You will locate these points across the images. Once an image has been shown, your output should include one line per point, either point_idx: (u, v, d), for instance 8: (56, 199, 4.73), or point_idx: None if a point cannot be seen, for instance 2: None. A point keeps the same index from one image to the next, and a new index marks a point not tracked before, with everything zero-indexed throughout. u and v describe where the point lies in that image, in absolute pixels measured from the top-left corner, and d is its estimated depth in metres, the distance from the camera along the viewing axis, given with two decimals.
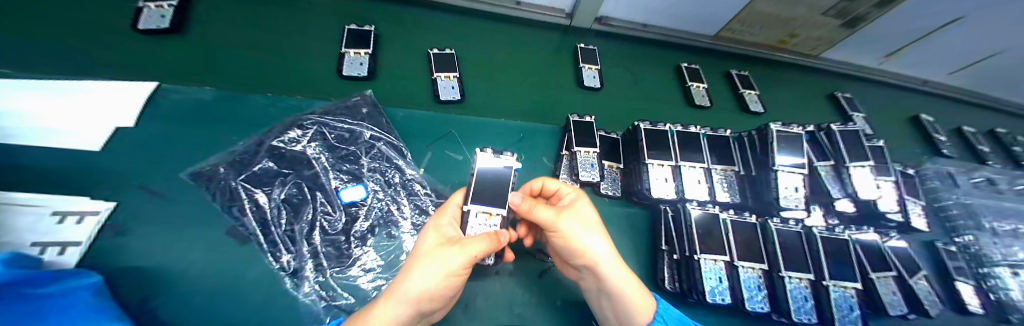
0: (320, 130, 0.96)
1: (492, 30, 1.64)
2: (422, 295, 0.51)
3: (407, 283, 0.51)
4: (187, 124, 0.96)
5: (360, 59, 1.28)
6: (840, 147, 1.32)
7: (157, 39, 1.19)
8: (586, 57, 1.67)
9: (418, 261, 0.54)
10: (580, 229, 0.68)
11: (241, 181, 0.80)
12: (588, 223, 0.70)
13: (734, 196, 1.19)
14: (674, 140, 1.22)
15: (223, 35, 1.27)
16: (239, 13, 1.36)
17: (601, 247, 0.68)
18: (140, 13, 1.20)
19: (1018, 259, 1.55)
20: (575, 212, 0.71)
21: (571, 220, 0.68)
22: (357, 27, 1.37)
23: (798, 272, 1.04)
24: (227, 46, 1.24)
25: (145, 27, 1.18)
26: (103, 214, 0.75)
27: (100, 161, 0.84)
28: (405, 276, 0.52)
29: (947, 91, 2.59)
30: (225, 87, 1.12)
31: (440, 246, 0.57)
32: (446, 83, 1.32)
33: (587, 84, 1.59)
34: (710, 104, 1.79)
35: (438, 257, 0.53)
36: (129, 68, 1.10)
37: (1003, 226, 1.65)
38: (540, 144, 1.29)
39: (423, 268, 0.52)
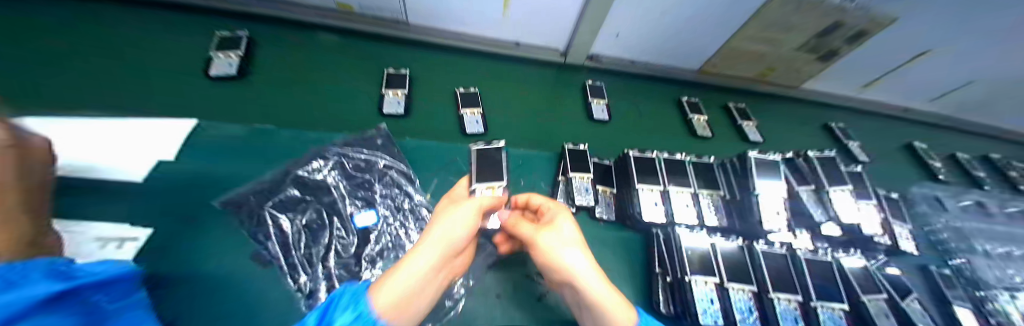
0: (340, 160, 1.05)
1: (495, 67, 1.84)
2: (450, 238, 0.69)
3: (436, 231, 0.69)
4: (221, 154, 1.02)
5: (397, 98, 1.45)
6: (818, 172, 1.44)
7: (222, 83, 1.33)
8: (594, 92, 1.87)
9: (439, 218, 0.74)
10: (558, 244, 0.77)
11: (269, 208, 0.88)
12: (564, 239, 0.79)
13: (722, 220, 1.27)
14: (661, 168, 1.34)
15: (272, 77, 1.41)
16: (288, 57, 1.52)
17: (579, 260, 0.74)
18: (213, 62, 1.36)
19: (1013, 281, 1.67)
20: (553, 230, 0.81)
21: (549, 237, 0.79)
22: (395, 70, 1.56)
23: (786, 293, 1.08)
24: (276, 86, 1.38)
25: (218, 74, 1.32)
26: (141, 240, 0.80)
27: (133, 190, 0.89)
28: (430, 229, 0.70)
29: (932, 118, 2.71)
30: (284, 124, 1.23)
31: (456, 205, 0.80)
32: (471, 118, 1.49)
33: (597, 116, 1.77)
34: (710, 134, 1.93)
35: (457, 207, 0.77)
36: (186, 107, 1.21)
37: (997, 249, 1.82)
38: (539, 170, 1.43)
39: (449, 219, 0.72)
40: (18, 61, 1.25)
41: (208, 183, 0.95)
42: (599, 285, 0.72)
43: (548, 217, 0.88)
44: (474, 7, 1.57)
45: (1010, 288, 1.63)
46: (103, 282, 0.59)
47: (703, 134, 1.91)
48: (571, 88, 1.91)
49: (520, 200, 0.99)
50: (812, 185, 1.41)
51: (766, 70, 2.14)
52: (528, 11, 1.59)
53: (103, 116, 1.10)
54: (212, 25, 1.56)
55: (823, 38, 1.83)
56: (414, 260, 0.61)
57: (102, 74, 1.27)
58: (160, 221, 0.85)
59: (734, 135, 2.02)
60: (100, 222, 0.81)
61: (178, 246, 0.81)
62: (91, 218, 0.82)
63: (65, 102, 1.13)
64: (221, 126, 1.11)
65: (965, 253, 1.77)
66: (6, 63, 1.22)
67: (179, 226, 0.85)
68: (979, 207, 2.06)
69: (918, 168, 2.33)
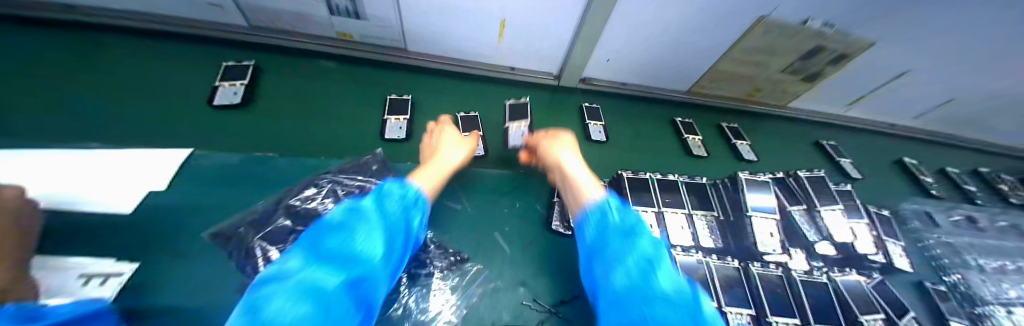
0: (334, 187, 1.02)
1: (491, 90, 1.89)
2: (451, 161, 1.17)
3: (444, 157, 1.16)
4: (216, 183, 1.02)
5: (399, 124, 1.48)
6: (809, 193, 1.46)
7: (224, 111, 1.34)
8: (591, 114, 1.92)
9: (443, 147, 1.21)
10: (564, 149, 1.20)
11: (258, 241, 0.82)
12: (568, 148, 1.21)
13: (718, 241, 1.27)
14: (655, 189, 1.36)
15: (273, 103, 1.44)
16: (291, 84, 1.55)
17: (572, 159, 1.15)
18: (217, 92, 1.38)
19: (1009, 296, 1.68)
20: (562, 142, 1.24)
21: (557, 145, 1.22)
22: (397, 96, 1.61)
23: (784, 317, 1.07)
24: (277, 112, 1.40)
25: (221, 103, 1.34)
26: (126, 275, 0.77)
27: (124, 223, 0.87)
28: (439, 154, 1.18)
29: (914, 134, 2.81)
30: (288, 153, 1.24)
31: (455, 139, 1.27)
32: (516, 131, 1.61)
33: (594, 137, 1.82)
34: (705, 153, 1.98)
35: (454, 142, 1.25)
36: (184, 136, 1.21)
37: (990, 263, 1.84)
38: (534, 191, 1.44)
39: (445, 158, 1.16)
40: (19, 90, 1.26)
41: (201, 215, 0.94)
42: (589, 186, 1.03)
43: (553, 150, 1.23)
44: (471, 34, 1.63)
45: (1007, 304, 1.64)
46: (80, 318, 0.58)
47: (698, 154, 1.96)
48: (566, 110, 1.96)
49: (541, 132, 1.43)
50: (803, 204, 1.44)
51: (752, 90, 2.22)
52: (523, 39, 1.66)
53: (99, 146, 1.10)
54: (216, 54, 1.60)
55: (806, 61, 1.91)
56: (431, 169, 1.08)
57: (101, 103, 1.28)
58: (147, 256, 0.82)
59: (729, 156, 2.06)
60: (84, 256, 0.79)
61: (163, 282, 0.79)
62: (73, 254, 0.79)
63: (62, 132, 1.14)
64: (216, 156, 1.10)
65: (960, 269, 1.78)
66: (4, 93, 1.23)
67: (166, 260, 0.82)
68: (968, 222, 2.10)
69: (906, 183, 2.39)
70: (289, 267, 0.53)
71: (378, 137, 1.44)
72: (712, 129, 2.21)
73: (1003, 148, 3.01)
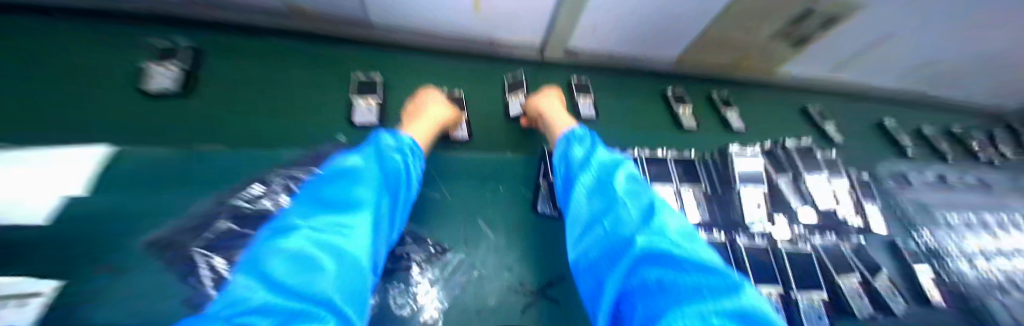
0: (286, 182, 0.98)
1: (468, 66, 1.75)
2: (438, 117, 1.19)
3: (431, 113, 1.18)
4: (154, 185, 0.91)
5: (370, 106, 1.33)
6: (795, 162, 1.45)
7: (161, 99, 1.18)
8: (580, 88, 1.81)
9: (430, 106, 1.24)
10: (550, 103, 1.29)
11: (199, 249, 0.78)
12: (554, 103, 1.30)
13: (706, 215, 1.25)
14: (642, 165, 1.30)
15: (221, 89, 1.28)
16: (241, 66, 1.38)
17: (556, 111, 1.25)
18: (149, 76, 1.19)
19: (971, 248, 1.78)
20: (549, 98, 1.34)
21: (545, 100, 1.32)
22: (365, 76, 1.45)
23: (766, 285, 1.07)
24: (226, 99, 1.25)
25: (155, 89, 1.16)
26: (48, 295, 0.67)
27: (45, 235, 0.77)
28: (426, 111, 1.19)
29: (897, 96, 2.82)
30: (238, 143, 1.11)
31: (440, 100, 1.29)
32: (516, 102, 1.60)
33: (584, 113, 1.73)
34: (694, 125, 1.93)
35: (439, 101, 1.26)
36: (115, 132, 1.06)
37: (955, 218, 1.93)
38: (518, 174, 1.37)
39: (436, 109, 1.21)
40: None
41: (141, 222, 0.84)
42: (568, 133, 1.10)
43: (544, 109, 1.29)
44: (440, 3, 1.46)
45: (970, 256, 1.72)
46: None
47: (687, 125, 1.91)
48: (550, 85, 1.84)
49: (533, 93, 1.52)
50: (789, 173, 1.43)
51: (742, 57, 2.14)
52: (499, 6, 1.50)
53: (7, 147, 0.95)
54: (145, 33, 1.38)
55: (796, 26, 1.82)
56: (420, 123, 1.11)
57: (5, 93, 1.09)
58: (78, 270, 0.74)
59: (718, 126, 2.02)
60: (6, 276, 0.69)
61: (93, 299, 0.70)
62: None
63: None
64: (151, 152, 0.98)
65: (928, 226, 1.85)
66: None
67: (98, 275, 0.74)
68: (938, 181, 2.17)
69: (885, 144, 2.43)
70: (294, 216, 0.60)
71: (346, 122, 1.29)
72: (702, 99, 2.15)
73: (978, 107, 3.08)
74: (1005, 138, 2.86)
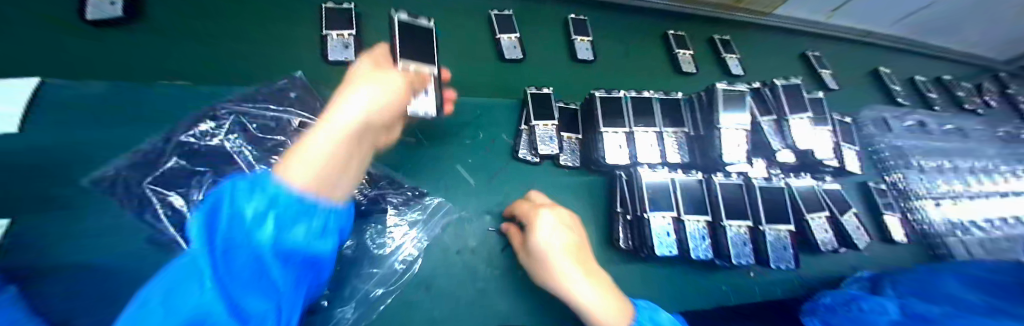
0: (239, 120, 0.90)
1: (443, 1, 1.59)
2: (373, 106, 0.53)
3: (351, 99, 0.52)
4: (98, 123, 0.85)
5: (343, 41, 1.24)
6: (782, 102, 1.40)
7: (110, 30, 1.05)
8: (578, 29, 1.72)
9: (353, 86, 0.56)
10: (553, 232, 0.77)
11: (149, 185, 0.74)
12: (558, 229, 0.79)
13: (683, 156, 1.26)
14: (628, 107, 1.27)
15: (178, 20, 1.15)
16: None
17: (562, 246, 0.75)
18: (86, 2, 1.05)
19: (939, 191, 1.84)
20: (552, 216, 0.82)
21: (547, 221, 0.80)
22: (335, 5, 1.30)
23: (737, 220, 1.12)
24: (186, 32, 1.14)
25: (97, 16, 1.03)
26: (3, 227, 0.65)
27: None
28: (344, 95, 0.53)
29: (896, 42, 2.70)
30: (211, 82, 1.07)
31: (375, 70, 0.63)
32: (509, 44, 1.54)
33: (581, 57, 1.65)
34: (693, 70, 1.85)
35: (375, 71, 0.61)
36: (61, 66, 0.96)
37: (930, 163, 1.96)
38: (499, 120, 1.32)
39: (369, 88, 0.55)
40: None
41: (87, 161, 0.79)
42: (591, 294, 0.69)
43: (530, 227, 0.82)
44: None
45: (937, 198, 1.80)
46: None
47: (687, 70, 1.83)
48: (534, 26, 1.70)
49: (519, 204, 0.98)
50: (773, 115, 1.39)
51: None
52: None
53: None
54: None
55: None
56: (328, 127, 0.47)
57: None
58: (30, 208, 0.71)
59: (717, 71, 1.95)
60: None
61: (45, 233, 0.68)
62: None
63: None
64: (79, 87, 0.87)
65: (902, 169, 1.89)
66: None
67: (47, 210, 0.71)
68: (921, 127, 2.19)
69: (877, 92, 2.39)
70: None
71: (322, 60, 1.23)
72: (703, 42, 2.03)
73: (976, 56, 3.00)
74: (992, 87, 2.84)
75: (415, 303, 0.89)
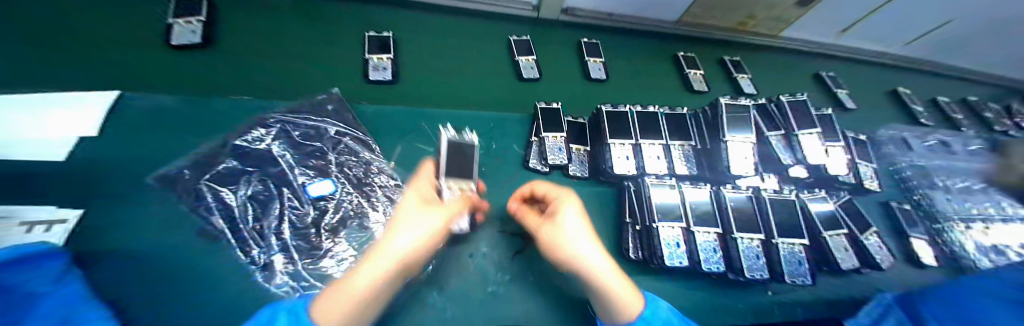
0: (285, 128, 1.02)
1: (462, 26, 1.74)
2: (403, 253, 0.61)
3: (391, 246, 0.62)
4: (167, 130, 0.99)
5: (383, 63, 1.40)
6: (789, 117, 1.42)
7: (188, 51, 1.25)
8: (591, 51, 1.82)
9: (397, 225, 0.66)
10: (570, 226, 0.75)
11: (206, 181, 0.84)
12: (575, 219, 0.77)
13: (692, 169, 1.28)
14: (634, 121, 1.32)
15: (246, 44, 1.35)
16: (257, 24, 1.43)
17: (585, 243, 0.72)
18: (172, 29, 1.26)
19: (980, 213, 1.68)
20: (563, 211, 0.79)
21: (561, 218, 0.77)
22: (377, 34, 1.50)
23: (748, 232, 1.11)
24: (247, 54, 1.31)
25: (180, 42, 1.24)
26: (71, 221, 0.76)
27: (67, 169, 0.85)
28: (387, 241, 0.63)
29: (913, 64, 2.68)
30: (264, 94, 1.21)
31: (420, 209, 0.71)
32: (527, 65, 1.64)
33: (594, 76, 1.74)
34: (706, 88, 1.89)
35: (417, 212, 0.69)
36: (146, 81, 1.13)
37: (958, 184, 1.81)
38: (510, 133, 1.38)
39: (408, 229, 0.65)
40: None
41: (157, 163, 0.92)
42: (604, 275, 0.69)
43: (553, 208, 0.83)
44: None
45: (982, 220, 1.65)
46: (13, 264, 0.58)
47: (699, 88, 1.87)
48: (550, 48, 1.82)
49: (525, 191, 0.95)
50: (781, 130, 1.41)
51: (745, 18, 2.06)
52: None
53: (46, 89, 1.01)
54: None
55: None
56: (361, 273, 0.57)
57: (35, 31, 1.17)
58: (104, 201, 0.82)
59: (729, 88, 1.99)
60: (26, 205, 0.77)
61: (122, 225, 0.80)
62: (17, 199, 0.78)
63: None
64: (155, 102, 1.04)
65: (925, 188, 1.78)
66: None
67: (118, 206, 0.83)
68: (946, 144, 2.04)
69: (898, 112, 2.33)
70: None
71: (363, 80, 1.37)
72: (714, 63, 2.10)
73: (1005, 78, 2.90)
74: None
75: (428, 302, 0.90)
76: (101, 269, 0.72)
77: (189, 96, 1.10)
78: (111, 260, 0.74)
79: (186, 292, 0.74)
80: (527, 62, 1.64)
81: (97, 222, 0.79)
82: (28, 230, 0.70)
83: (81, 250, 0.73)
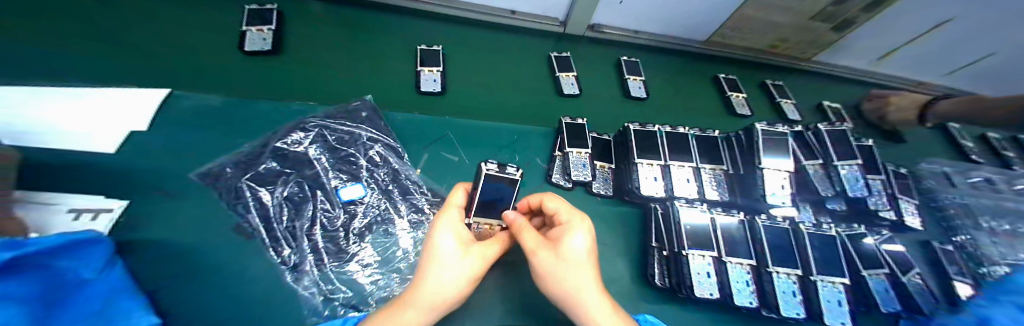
0: (321, 132, 1.03)
1: (490, 38, 1.76)
2: (441, 299, 0.61)
3: (431, 290, 0.60)
4: (209, 128, 1.02)
5: (433, 75, 1.46)
6: (826, 146, 1.38)
7: (260, 58, 1.33)
8: (631, 69, 1.82)
9: (435, 268, 0.62)
10: (561, 266, 0.65)
11: (247, 180, 0.86)
12: (570, 260, 0.65)
13: (723, 194, 1.24)
14: (663, 141, 1.29)
15: (308, 52, 1.42)
16: (318, 33, 1.51)
17: (585, 284, 0.64)
18: (245, 36, 1.36)
19: None
20: (557, 248, 0.67)
21: (548, 255, 0.66)
22: (427, 47, 1.56)
23: (785, 267, 1.06)
24: (307, 62, 1.39)
25: (252, 49, 1.32)
26: (116, 212, 0.79)
27: (116, 161, 0.89)
28: (429, 284, 0.60)
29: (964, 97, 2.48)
30: (320, 101, 1.26)
31: (460, 252, 0.65)
32: (567, 81, 1.66)
33: (634, 94, 1.73)
34: (748, 113, 1.85)
35: (461, 255, 0.64)
36: (216, 86, 1.20)
37: None
38: (533, 146, 1.37)
39: (448, 276, 0.62)
40: (26, 7, 1.24)
41: (203, 160, 0.95)
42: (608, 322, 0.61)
43: (558, 233, 0.70)
44: None
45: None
46: (65, 250, 0.60)
47: (741, 112, 1.83)
48: (585, 64, 1.83)
49: (533, 203, 0.82)
50: (819, 159, 1.36)
51: (777, 41, 2.01)
52: None
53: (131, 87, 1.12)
54: None
55: (841, 6, 1.69)
56: (403, 318, 0.56)
57: (105, 29, 1.27)
58: (157, 195, 0.86)
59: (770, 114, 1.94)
60: (77, 194, 0.80)
61: (160, 218, 0.82)
62: (70, 187, 0.82)
63: (61, 60, 1.13)
64: (203, 100, 1.08)
65: (970, 229, 1.63)
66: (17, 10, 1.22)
67: (157, 200, 0.85)
68: (1003, 178, 1.84)
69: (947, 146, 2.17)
70: None
71: (414, 90, 1.42)
72: (754, 86, 2.07)
73: None
74: None
75: (449, 318, 0.89)
76: (139, 259, 0.75)
77: (235, 97, 1.14)
78: (149, 253, 0.76)
79: (210, 295, 0.74)
80: (567, 78, 1.66)
81: (137, 214, 0.81)
82: (75, 218, 0.74)
83: (123, 241, 0.76)
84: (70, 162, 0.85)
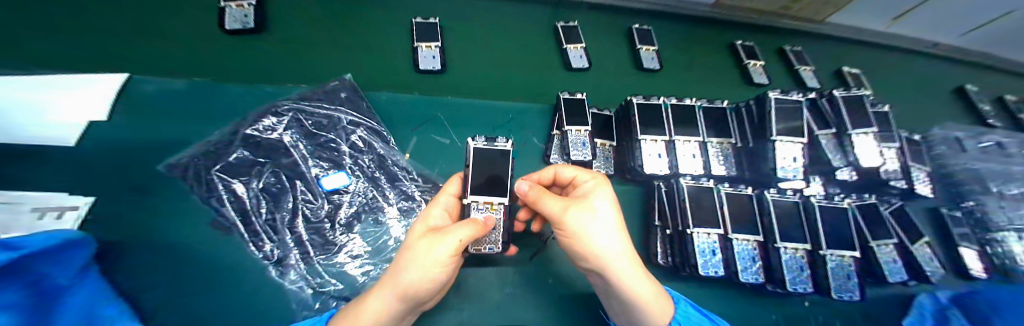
0: (297, 116, 0.95)
1: (481, 7, 1.61)
2: (405, 291, 0.50)
3: (395, 278, 0.50)
4: (177, 116, 0.94)
5: (431, 52, 1.34)
6: (841, 114, 1.29)
7: (244, 38, 1.22)
8: (642, 38, 1.69)
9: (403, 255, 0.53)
10: (593, 226, 0.56)
11: (217, 172, 0.79)
12: (601, 220, 0.58)
13: (730, 169, 1.18)
14: (668, 115, 1.21)
15: (297, 30, 1.31)
16: (303, 8, 1.38)
17: (617, 246, 0.57)
18: (224, 14, 1.24)
19: None
20: (588, 206, 0.59)
21: (582, 215, 0.57)
22: (423, 20, 1.43)
23: (793, 242, 1.02)
24: (295, 41, 1.28)
25: (232, 27, 1.21)
26: (82, 209, 0.73)
27: (76, 154, 0.82)
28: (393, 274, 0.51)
29: (988, 60, 2.31)
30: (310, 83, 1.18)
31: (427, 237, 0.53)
32: (575, 53, 1.54)
33: (646, 66, 1.62)
34: (766, 81, 1.75)
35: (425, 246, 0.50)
36: (194, 71, 1.10)
37: None
38: (529, 125, 1.29)
39: (409, 263, 0.50)
40: None
41: (172, 151, 0.88)
42: (640, 281, 0.57)
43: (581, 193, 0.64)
44: None
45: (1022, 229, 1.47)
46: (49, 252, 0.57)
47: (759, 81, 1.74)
48: (590, 35, 1.70)
49: (546, 176, 0.77)
50: (833, 128, 1.28)
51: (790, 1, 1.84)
52: None
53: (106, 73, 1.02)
54: None
55: None
56: (370, 306, 0.50)
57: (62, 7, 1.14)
58: (129, 191, 0.80)
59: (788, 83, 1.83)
60: (33, 191, 0.74)
61: (128, 214, 0.77)
62: (26, 183, 0.76)
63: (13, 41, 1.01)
64: (169, 86, 0.99)
65: (978, 194, 1.54)
66: None
67: (126, 195, 0.79)
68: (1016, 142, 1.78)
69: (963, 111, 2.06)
70: None
71: (413, 69, 1.32)
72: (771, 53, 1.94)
73: None
74: None
75: (444, 306, 0.85)
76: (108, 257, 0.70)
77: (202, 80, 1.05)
78: (120, 251, 0.71)
79: (192, 294, 0.70)
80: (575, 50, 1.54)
81: (104, 211, 0.76)
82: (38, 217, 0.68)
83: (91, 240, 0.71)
84: (24, 157, 0.78)
